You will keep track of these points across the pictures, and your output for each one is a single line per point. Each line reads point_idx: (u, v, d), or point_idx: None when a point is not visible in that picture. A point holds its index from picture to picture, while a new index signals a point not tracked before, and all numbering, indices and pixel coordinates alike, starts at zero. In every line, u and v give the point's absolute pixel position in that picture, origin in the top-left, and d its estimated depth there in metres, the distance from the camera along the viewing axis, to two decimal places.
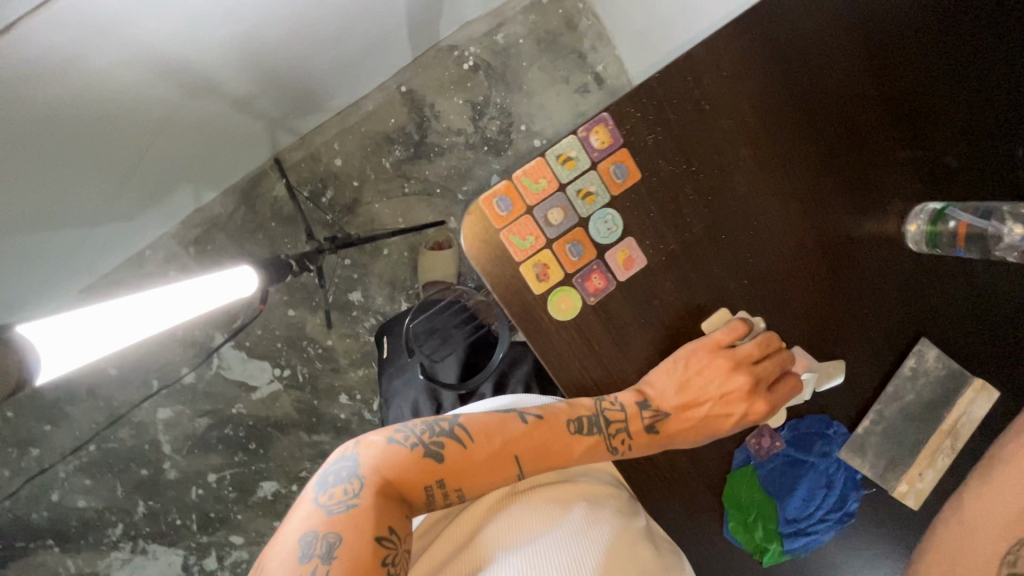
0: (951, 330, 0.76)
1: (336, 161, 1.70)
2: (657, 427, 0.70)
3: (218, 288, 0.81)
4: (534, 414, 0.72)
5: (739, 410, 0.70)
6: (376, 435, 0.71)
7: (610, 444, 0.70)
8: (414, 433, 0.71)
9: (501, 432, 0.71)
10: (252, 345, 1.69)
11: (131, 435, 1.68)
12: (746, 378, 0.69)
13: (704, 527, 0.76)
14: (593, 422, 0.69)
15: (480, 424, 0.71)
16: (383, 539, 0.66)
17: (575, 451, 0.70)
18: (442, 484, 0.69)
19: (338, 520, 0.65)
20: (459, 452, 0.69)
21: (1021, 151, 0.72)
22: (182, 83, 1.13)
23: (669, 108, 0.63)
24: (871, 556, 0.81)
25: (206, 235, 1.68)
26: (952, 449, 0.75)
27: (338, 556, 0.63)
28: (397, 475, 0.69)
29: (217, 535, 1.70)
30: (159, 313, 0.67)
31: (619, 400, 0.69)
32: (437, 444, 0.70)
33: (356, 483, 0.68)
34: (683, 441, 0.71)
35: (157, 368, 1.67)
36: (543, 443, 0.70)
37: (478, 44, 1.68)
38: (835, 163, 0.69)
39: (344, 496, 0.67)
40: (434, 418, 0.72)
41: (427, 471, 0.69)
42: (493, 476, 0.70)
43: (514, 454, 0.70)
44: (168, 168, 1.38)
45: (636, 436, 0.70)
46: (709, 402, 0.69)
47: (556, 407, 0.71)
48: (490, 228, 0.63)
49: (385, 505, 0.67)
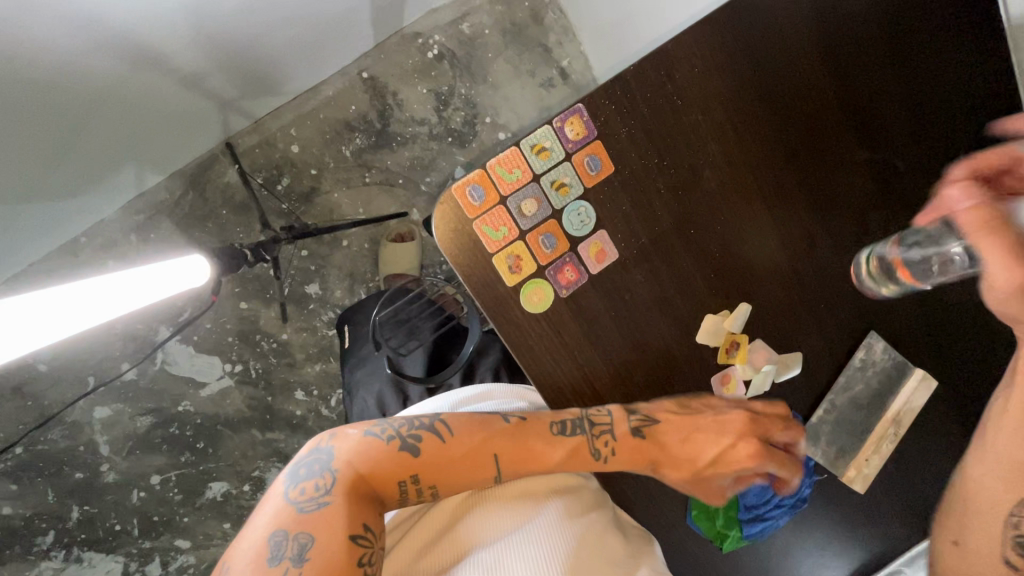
0: (898, 323, 0.80)
1: (293, 147, 1.63)
2: (644, 432, 0.69)
3: (169, 278, 0.76)
4: (517, 415, 0.70)
5: (731, 439, 0.70)
6: (353, 429, 0.68)
7: (593, 447, 0.68)
8: (391, 426, 0.68)
9: (481, 427, 0.68)
10: (200, 340, 1.60)
11: (64, 436, 1.57)
12: (743, 414, 0.71)
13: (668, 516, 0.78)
14: (577, 424, 0.68)
15: (460, 419, 0.69)
16: (358, 537, 0.61)
17: (553, 453, 0.68)
18: (417, 480, 0.66)
19: (309, 518, 0.61)
20: (435, 446, 0.66)
21: (959, 157, 0.77)
22: (122, 51, 1.05)
23: (642, 102, 0.64)
24: (820, 538, 0.86)
25: (149, 222, 1.58)
26: (895, 436, 0.80)
27: (311, 559, 0.59)
28: (371, 469, 0.65)
29: (161, 540, 1.61)
30: (102, 303, 0.62)
31: (606, 407, 0.70)
32: (414, 437, 0.67)
33: (329, 477, 0.63)
34: (665, 456, 0.71)
35: (94, 364, 1.56)
36: (523, 441, 0.68)
37: (443, 32, 1.64)
38: (796, 162, 0.72)
39: (316, 492, 0.63)
40: (412, 414, 0.70)
41: (404, 467, 0.65)
42: (471, 474, 0.67)
43: (493, 453, 0.67)
44: (106, 147, 1.28)
45: (621, 442, 0.69)
46: (702, 424, 0.70)
47: (541, 413, 0.70)
48: (463, 218, 0.61)
49: (359, 501, 0.63)
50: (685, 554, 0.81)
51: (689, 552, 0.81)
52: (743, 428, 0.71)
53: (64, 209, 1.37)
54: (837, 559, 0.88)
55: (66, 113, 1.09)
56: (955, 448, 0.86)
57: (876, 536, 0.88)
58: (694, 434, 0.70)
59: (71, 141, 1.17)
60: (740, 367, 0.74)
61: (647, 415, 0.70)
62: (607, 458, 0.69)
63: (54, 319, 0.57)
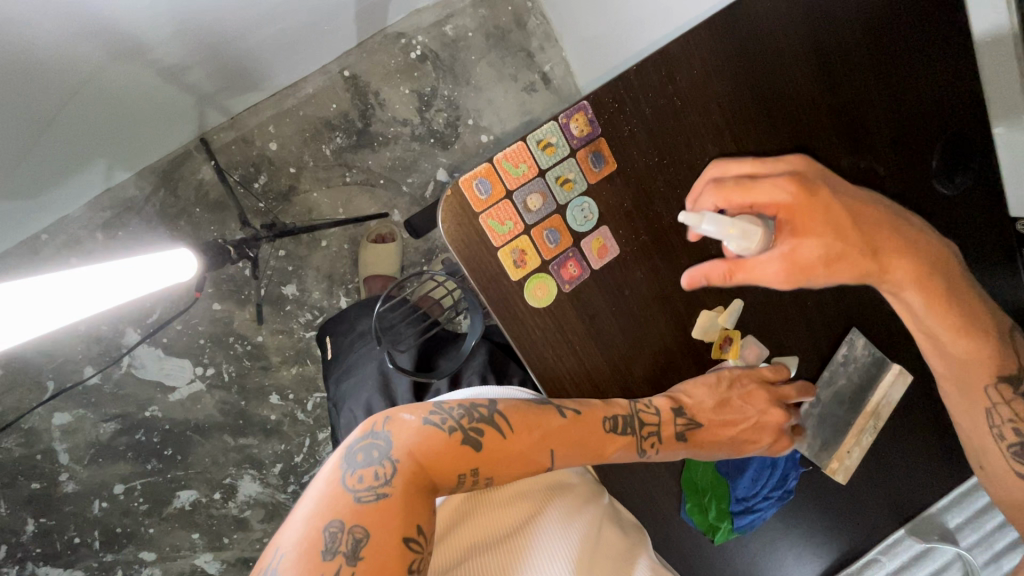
0: (878, 320, 0.84)
1: (271, 145, 1.59)
2: (688, 434, 0.73)
3: (153, 272, 0.74)
4: (573, 409, 0.68)
5: (767, 440, 0.78)
6: (411, 415, 0.65)
7: (640, 446, 0.71)
8: (452, 417, 0.66)
9: (542, 424, 0.67)
10: (170, 342, 1.54)
11: (20, 444, 1.50)
12: (782, 413, 0.76)
13: (662, 510, 0.80)
14: (628, 422, 0.70)
15: (519, 413, 0.68)
16: (411, 540, 0.59)
17: (608, 450, 0.69)
18: (475, 472, 0.65)
19: (367, 510, 0.59)
20: (497, 442, 0.66)
21: (934, 162, 0.82)
22: (101, 40, 1.02)
23: (645, 102, 0.65)
24: (803, 530, 0.89)
25: (117, 219, 1.52)
26: (874, 428, 0.83)
27: (365, 556, 0.57)
28: (432, 461, 0.63)
29: (124, 552, 1.54)
30: (83, 297, 0.60)
31: (653, 404, 0.72)
32: (476, 430, 0.65)
33: (389, 467, 0.61)
34: (707, 451, 0.76)
35: (54, 367, 1.49)
36: (580, 439, 0.67)
37: (426, 34, 1.64)
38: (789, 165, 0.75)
39: (374, 481, 0.61)
40: (471, 402, 0.68)
41: (463, 460, 0.64)
42: (527, 468, 0.67)
43: (551, 447, 0.67)
44: (78, 141, 1.23)
45: (666, 441, 0.72)
46: (744, 424, 0.76)
47: (591, 401, 0.70)
48: (469, 211, 0.61)
49: (418, 493, 0.61)
50: (674, 549, 0.81)
51: (679, 547, 0.81)
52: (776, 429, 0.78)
53: (24, 205, 1.30)
54: (819, 550, 0.90)
55: (36, 104, 1.05)
56: (925, 441, 0.90)
57: (854, 526, 0.91)
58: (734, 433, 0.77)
59: (38, 133, 1.13)
60: (731, 361, 0.77)
61: (692, 417, 0.73)
62: (652, 454, 0.72)
63: (28, 313, 0.54)
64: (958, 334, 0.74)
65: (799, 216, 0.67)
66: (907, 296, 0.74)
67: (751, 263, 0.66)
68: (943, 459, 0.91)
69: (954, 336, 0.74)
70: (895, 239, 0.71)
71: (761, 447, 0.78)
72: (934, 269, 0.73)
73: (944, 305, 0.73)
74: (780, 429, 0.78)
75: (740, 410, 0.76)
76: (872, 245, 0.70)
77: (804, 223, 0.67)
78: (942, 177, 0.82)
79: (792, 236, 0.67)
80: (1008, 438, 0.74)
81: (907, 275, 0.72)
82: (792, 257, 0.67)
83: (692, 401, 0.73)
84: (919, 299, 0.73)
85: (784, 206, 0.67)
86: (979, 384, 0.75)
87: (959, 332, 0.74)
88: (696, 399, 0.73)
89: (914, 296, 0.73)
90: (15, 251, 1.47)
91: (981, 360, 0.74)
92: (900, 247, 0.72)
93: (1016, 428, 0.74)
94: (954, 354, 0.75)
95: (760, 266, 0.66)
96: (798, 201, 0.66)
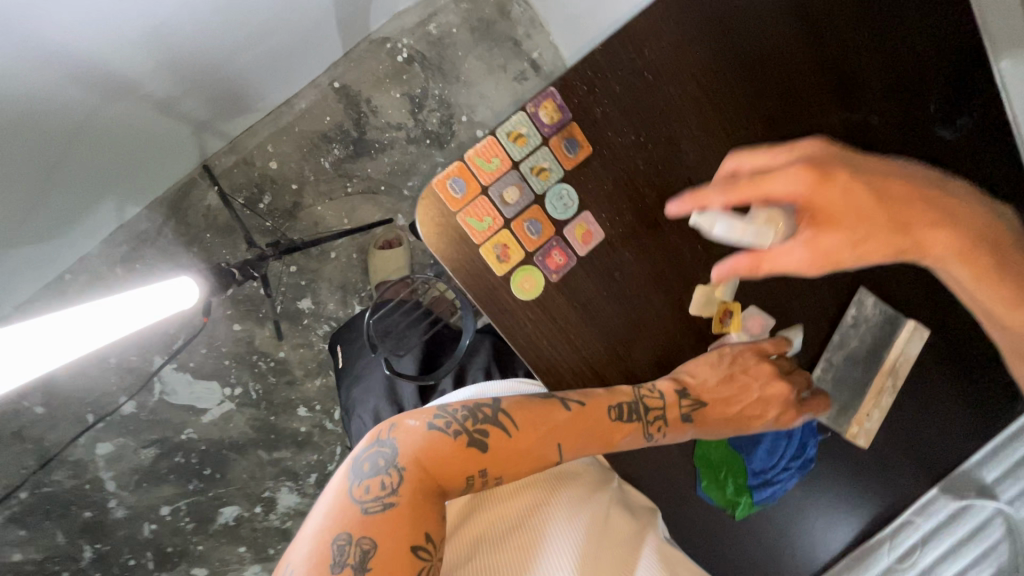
0: (892, 274, 0.81)
1: (272, 164, 1.61)
2: (693, 414, 0.73)
3: (162, 299, 0.77)
4: (577, 400, 0.68)
5: (773, 414, 0.76)
6: (415, 420, 0.66)
7: (647, 430, 0.71)
8: (456, 419, 0.66)
9: (547, 418, 0.67)
10: (197, 366, 1.59)
11: (69, 476, 1.56)
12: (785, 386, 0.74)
13: (681, 489, 0.79)
14: (633, 408, 0.69)
15: (524, 410, 0.68)
16: (419, 548, 0.60)
17: (615, 438, 0.70)
18: (484, 473, 0.65)
19: (374, 520, 0.60)
20: (504, 442, 0.66)
21: (932, 107, 0.78)
22: (93, 83, 1.05)
23: (615, 81, 0.64)
24: (831, 496, 0.87)
25: (135, 251, 1.57)
26: (893, 388, 0.81)
27: (373, 566, 0.58)
28: (438, 467, 0.64)
29: (177, 570, 1.61)
30: (104, 327, 0.63)
31: (657, 388, 0.71)
32: (481, 431, 0.66)
33: (394, 475, 0.62)
34: (713, 431, 0.75)
35: (91, 401, 1.55)
36: (587, 431, 0.68)
37: (411, 35, 1.64)
38: (776, 127, 0.72)
39: (381, 491, 0.61)
40: (475, 403, 0.68)
41: (470, 463, 0.65)
42: (537, 464, 0.67)
43: (558, 441, 0.67)
44: (85, 182, 1.27)
45: (673, 424, 0.72)
46: (748, 400, 0.75)
47: (594, 390, 0.69)
48: (446, 211, 0.61)
49: (426, 500, 0.62)
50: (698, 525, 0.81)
51: (703, 524, 0.81)
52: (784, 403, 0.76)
53: (43, 247, 1.35)
54: (851, 515, 0.89)
55: (39, 150, 1.09)
56: (953, 396, 0.87)
57: (886, 488, 0.89)
58: (740, 409, 0.76)
59: (46, 179, 1.17)
60: (736, 335, 0.75)
61: (697, 398, 0.73)
62: (659, 437, 0.72)
63: (58, 344, 0.57)
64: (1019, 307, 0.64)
65: (816, 202, 0.62)
66: (950, 271, 0.66)
67: (773, 253, 0.61)
68: (974, 412, 0.88)
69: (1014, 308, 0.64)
70: (930, 212, 0.64)
71: (766, 423, 0.76)
72: (982, 237, 0.64)
73: (995, 276, 0.64)
74: (789, 401, 0.76)
75: (744, 386, 0.75)
76: (901, 222, 0.63)
77: (822, 209, 0.62)
78: (942, 122, 0.78)
79: (809, 227, 0.62)
80: None
81: (946, 249, 0.64)
82: (811, 244, 0.62)
83: (696, 382, 0.73)
84: (965, 272, 0.65)
85: (802, 196, 0.62)
86: None
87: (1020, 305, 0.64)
88: (699, 380, 0.73)
89: (959, 270, 0.65)
90: (42, 292, 1.52)
91: None
92: (935, 220, 0.64)
93: None
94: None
95: (779, 254, 0.61)
96: (809, 188, 0.62)
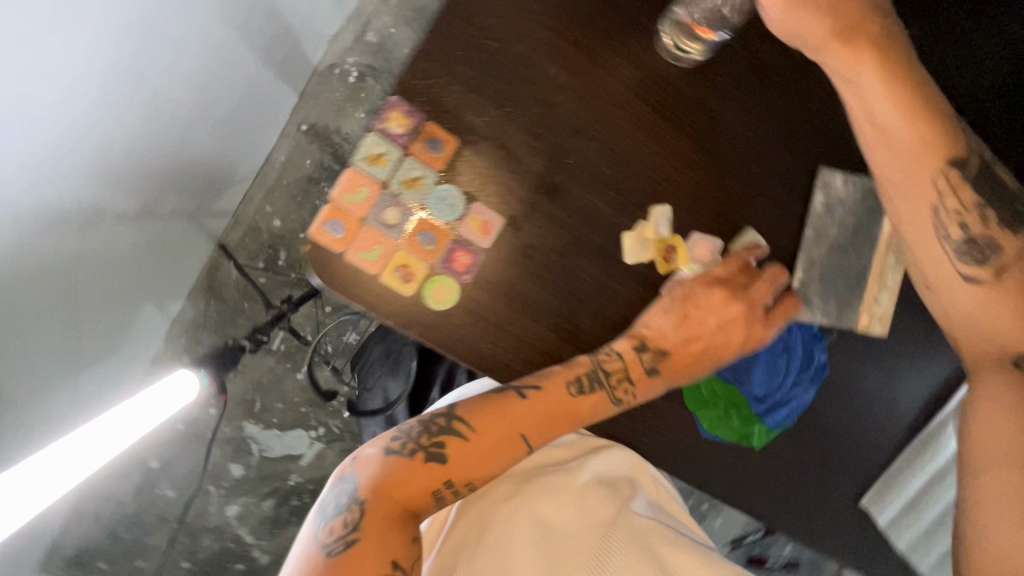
0: (851, 150, 0.74)
1: (275, 222, 1.61)
2: (658, 366, 0.70)
3: (168, 399, 0.92)
4: (534, 387, 0.67)
5: (740, 337, 0.71)
6: (372, 448, 0.66)
7: (613, 396, 0.69)
8: (411, 438, 0.66)
9: (501, 412, 0.66)
10: (280, 419, 1.59)
11: (213, 538, 1.58)
12: (741, 305, 0.70)
13: (692, 443, 0.74)
14: (593, 377, 0.68)
15: (476, 409, 0.67)
16: None
17: (582, 411, 0.68)
18: (450, 484, 0.64)
19: (339, 562, 0.58)
20: (462, 448, 0.65)
21: None
22: (68, 219, 1.07)
23: (454, 61, 0.66)
24: (885, 397, 0.76)
25: (195, 336, 1.56)
26: (897, 263, 0.72)
27: None
28: (399, 490, 0.62)
29: None
30: (132, 426, 0.77)
31: (614, 350, 0.69)
32: (438, 444, 0.65)
33: (355, 510, 0.61)
34: (687, 377, 0.72)
35: (206, 472, 1.58)
36: (548, 413, 0.66)
37: (354, 51, 1.60)
38: (643, 48, 0.70)
39: (344, 529, 0.60)
40: (428, 417, 0.67)
41: (432, 478, 0.64)
42: (504, 460, 0.66)
43: (520, 431, 0.66)
44: (108, 297, 1.27)
45: (639, 382, 0.70)
46: (709, 333, 0.71)
47: (551, 370, 0.68)
48: (335, 254, 0.63)
49: (390, 526, 0.61)
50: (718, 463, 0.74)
51: (731, 468, 0.75)
52: (745, 320, 0.71)
53: (104, 363, 1.34)
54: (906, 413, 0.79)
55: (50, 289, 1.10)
56: None
57: None
58: (704, 344, 0.72)
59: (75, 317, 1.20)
60: (687, 269, 0.70)
61: (657, 348, 0.70)
62: (629, 400, 0.69)
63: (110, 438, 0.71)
64: (914, 120, 0.64)
65: None
66: (866, 82, 0.64)
67: None
68: None
69: (908, 120, 0.64)
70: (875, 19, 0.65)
71: (737, 349, 0.72)
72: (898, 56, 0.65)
73: (909, 96, 0.64)
74: (750, 318, 0.71)
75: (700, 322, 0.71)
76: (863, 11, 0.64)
77: None
78: None
79: None
80: (954, 238, 0.65)
81: (869, 49, 0.64)
82: None
83: (653, 332, 0.69)
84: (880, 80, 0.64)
85: None
86: (926, 177, 0.65)
87: (915, 115, 0.64)
88: (654, 327, 0.69)
89: (871, 79, 0.64)
90: None
91: (925, 146, 0.65)
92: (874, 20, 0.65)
93: (962, 223, 0.64)
94: (908, 142, 0.65)
95: None
96: None
